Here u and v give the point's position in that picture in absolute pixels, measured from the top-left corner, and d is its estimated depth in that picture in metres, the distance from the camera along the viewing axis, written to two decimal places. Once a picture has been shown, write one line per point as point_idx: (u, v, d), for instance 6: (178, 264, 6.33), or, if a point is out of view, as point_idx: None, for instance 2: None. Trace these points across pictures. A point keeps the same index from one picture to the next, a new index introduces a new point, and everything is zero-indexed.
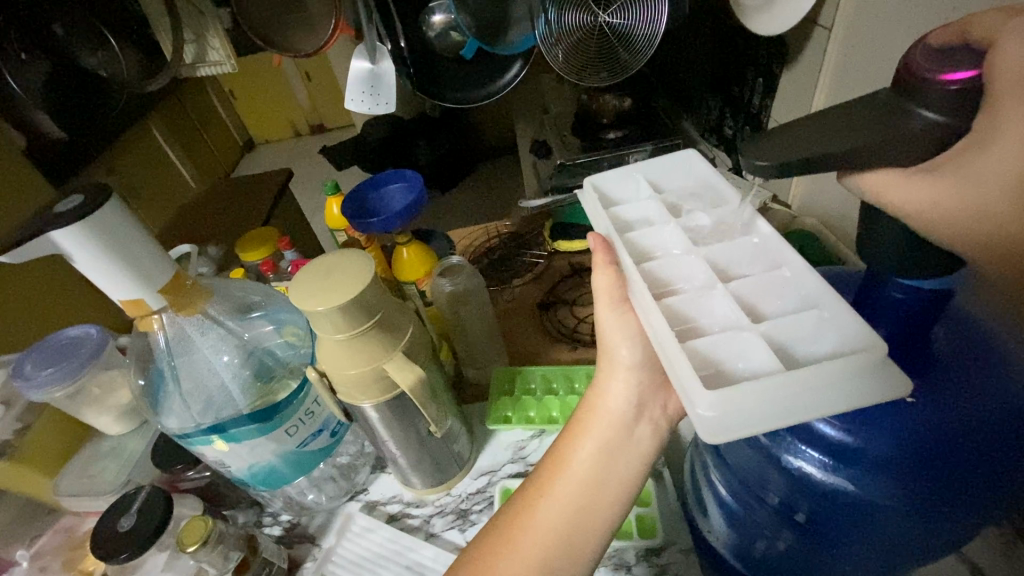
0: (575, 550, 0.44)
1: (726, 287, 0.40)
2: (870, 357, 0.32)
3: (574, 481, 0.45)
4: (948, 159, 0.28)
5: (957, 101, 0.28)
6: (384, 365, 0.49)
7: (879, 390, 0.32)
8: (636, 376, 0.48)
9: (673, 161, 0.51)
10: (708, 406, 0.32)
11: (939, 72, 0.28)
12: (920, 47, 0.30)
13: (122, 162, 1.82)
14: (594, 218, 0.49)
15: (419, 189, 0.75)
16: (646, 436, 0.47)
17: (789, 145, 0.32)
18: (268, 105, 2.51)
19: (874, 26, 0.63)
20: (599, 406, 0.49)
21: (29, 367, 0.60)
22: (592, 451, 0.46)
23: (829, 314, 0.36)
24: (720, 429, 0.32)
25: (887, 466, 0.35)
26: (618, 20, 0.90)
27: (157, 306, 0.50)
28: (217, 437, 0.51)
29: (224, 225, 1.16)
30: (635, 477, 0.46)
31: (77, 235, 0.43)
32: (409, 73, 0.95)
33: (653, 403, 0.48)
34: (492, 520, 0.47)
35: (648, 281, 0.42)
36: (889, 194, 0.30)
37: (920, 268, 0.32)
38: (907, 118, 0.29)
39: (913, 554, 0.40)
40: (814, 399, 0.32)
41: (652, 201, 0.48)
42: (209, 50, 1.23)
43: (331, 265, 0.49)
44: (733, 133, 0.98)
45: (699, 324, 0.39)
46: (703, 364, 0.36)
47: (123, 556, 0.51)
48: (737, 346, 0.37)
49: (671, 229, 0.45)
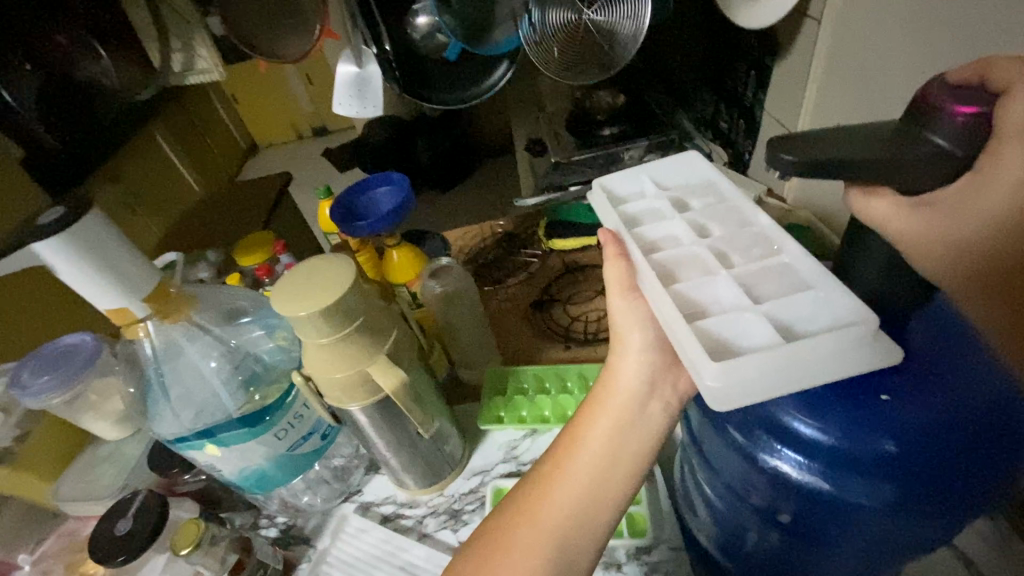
0: (583, 528, 0.43)
1: (730, 273, 0.39)
2: (860, 330, 0.32)
3: (580, 467, 0.44)
4: (948, 195, 0.29)
5: (965, 135, 0.27)
6: (369, 368, 0.49)
7: (871, 361, 0.33)
8: (648, 360, 0.47)
9: (677, 160, 0.50)
10: (714, 375, 0.32)
11: (954, 104, 0.27)
12: (937, 81, 0.29)
13: (125, 168, 1.84)
14: (602, 214, 0.47)
15: (406, 191, 0.75)
16: (657, 414, 0.46)
17: (810, 147, 0.29)
18: (269, 109, 2.54)
19: (863, 20, 0.62)
20: (608, 389, 0.47)
21: (26, 375, 0.61)
22: (605, 430, 0.45)
23: (826, 294, 0.35)
24: (726, 397, 0.32)
25: (866, 466, 0.35)
26: (602, 18, 0.88)
27: (142, 314, 0.51)
28: (208, 441, 0.52)
29: (225, 231, 1.17)
30: (645, 455, 0.45)
31: (59, 247, 0.44)
32: (396, 76, 0.94)
33: (664, 384, 0.47)
34: (480, 528, 0.46)
35: (657, 270, 0.41)
36: (891, 223, 0.31)
37: (896, 280, 0.33)
38: (917, 143, 0.28)
39: (900, 552, 0.40)
40: (816, 370, 0.32)
41: (658, 197, 0.47)
42: (196, 58, 1.29)
43: (314, 270, 0.50)
44: (728, 126, 0.98)
45: (706, 309, 0.38)
46: (712, 343, 0.35)
47: (122, 559, 0.52)
48: (743, 327, 0.36)
49: (680, 222, 0.44)
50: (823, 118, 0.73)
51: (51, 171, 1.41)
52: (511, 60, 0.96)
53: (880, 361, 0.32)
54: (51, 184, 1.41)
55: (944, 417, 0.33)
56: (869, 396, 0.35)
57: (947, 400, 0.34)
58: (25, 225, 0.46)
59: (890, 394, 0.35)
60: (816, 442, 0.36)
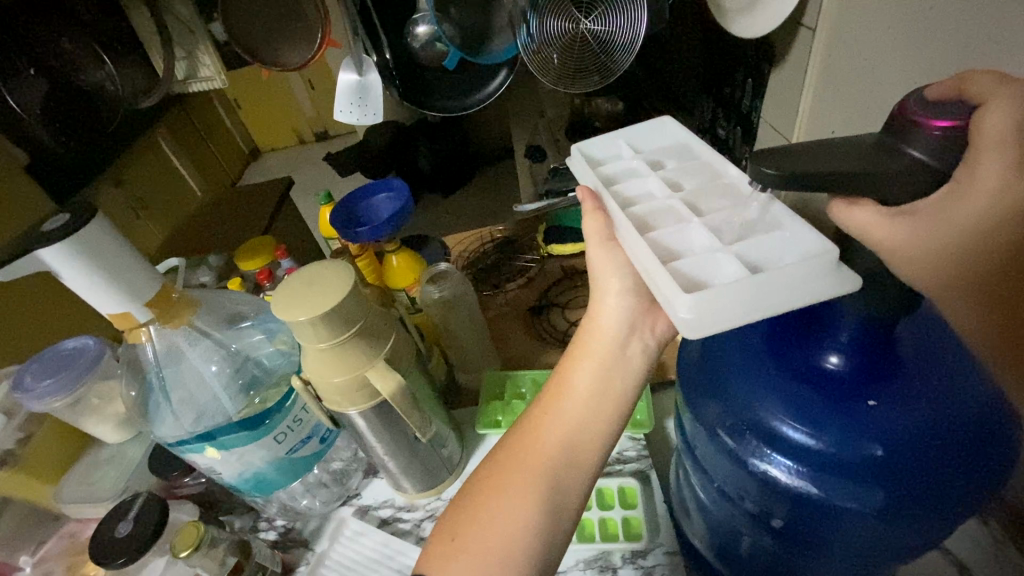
0: (574, 466, 0.43)
1: (702, 219, 0.41)
2: (825, 260, 0.34)
3: (568, 409, 0.45)
4: (927, 205, 0.29)
5: (943, 148, 0.28)
6: (367, 373, 0.50)
7: (837, 287, 0.33)
8: (627, 303, 0.48)
9: (652, 125, 0.52)
10: (686, 307, 0.34)
11: (929, 118, 0.28)
12: (916, 95, 0.30)
13: (128, 172, 1.86)
14: (582, 177, 0.50)
15: (406, 197, 0.76)
16: (638, 354, 0.48)
17: (791, 159, 0.30)
18: (271, 114, 2.56)
19: (857, 29, 0.63)
20: (591, 333, 0.48)
21: (29, 378, 0.62)
22: (590, 373, 0.46)
23: (792, 234, 0.37)
24: (699, 326, 0.33)
25: (854, 470, 0.35)
26: (600, 27, 0.89)
27: (144, 318, 0.51)
28: (208, 444, 0.53)
29: (226, 235, 1.18)
30: (630, 395, 0.46)
31: (63, 253, 0.45)
32: (396, 84, 0.98)
33: (643, 326, 0.48)
34: (460, 496, 0.44)
35: (633, 221, 0.43)
36: (873, 232, 0.31)
37: (881, 295, 0.34)
38: (895, 155, 0.29)
39: (894, 555, 0.40)
40: (784, 297, 0.34)
41: (633, 159, 0.49)
42: (200, 67, 1.22)
43: (312, 276, 0.50)
44: (727, 133, 0.95)
45: (680, 253, 0.40)
46: (686, 280, 0.37)
47: (122, 560, 0.52)
48: (714, 267, 0.37)
49: (654, 179, 0.46)
50: (819, 127, 0.74)
51: (53, 176, 1.41)
52: (511, 69, 0.96)
53: (846, 286, 0.33)
54: (56, 189, 1.43)
55: (928, 423, 0.34)
56: (856, 403, 0.36)
57: (931, 409, 0.35)
58: (31, 232, 0.47)
59: (877, 400, 0.35)
60: (805, 447, 0.37)
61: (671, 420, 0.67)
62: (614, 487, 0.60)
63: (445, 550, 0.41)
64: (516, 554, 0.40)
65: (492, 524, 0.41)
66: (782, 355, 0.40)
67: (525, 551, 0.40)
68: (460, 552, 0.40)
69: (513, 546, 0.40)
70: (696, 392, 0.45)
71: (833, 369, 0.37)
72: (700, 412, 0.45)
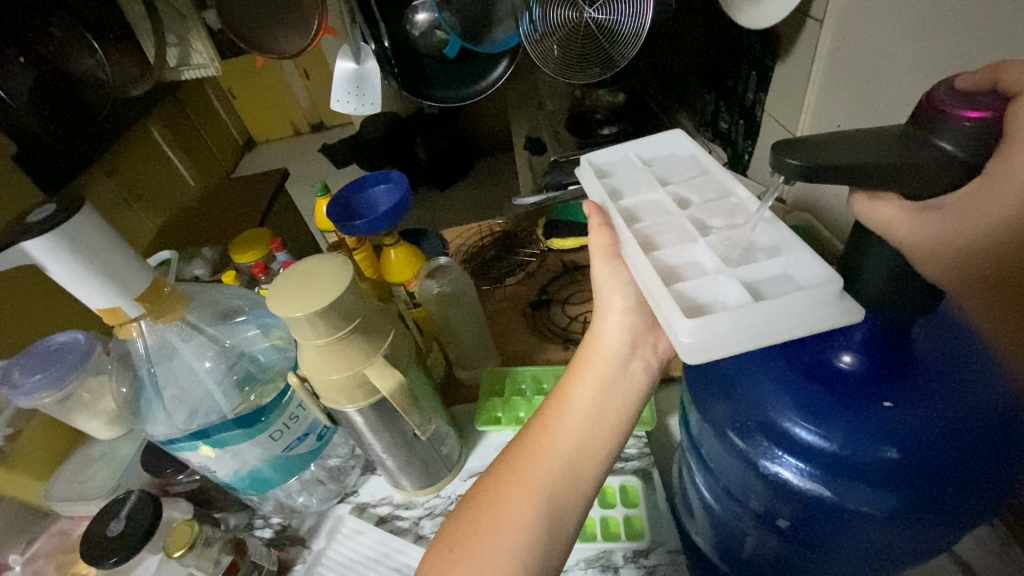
0: (575, 477, 0.42)
1: (709, 240, 0.39)
2: (828, 292, 0.33)
3: (570, 423, 0.44)
4: (956, 199, 0.28)
5: (974, 138, 0.27)
6: (365, 370, 0.49)
7: (838, 318, 0.32)
8: (630, 321, 0.47)
9: (662, 138, 0.50)
10: (686, 331, 0.33)
11: (959, 108, 0.27)
12: (946, 85, 0.29)
13: (121, 162, 1.83)
14: (588, 188, 0.48)
15: (405, 188, 0.74)
16: (639, 372, 0.47)
17: (814, 150, 0.28)
18: (267, 105, 2.53)
19: (866, 21, 0.62)
20: (593, 347, 0.48)
21: (17, 373, 0.60)
22: (591, 387, 0.45)
23: (797, 261, 0.36)
24: (699, 352, 0.33)
25: (867, 472, 0.35)
26: (605, 16, 0.87)
27: (135, 314, 0.50)
28: (202, 442, 0.52)
29: (222, 226, 1.17)
30: (631, 412, 0.45)
31: (52, 244, 0.43)
32: (395, 73, 0.95)
33: (645, 345, 0.48)
34: (465, 499, 0.44)
35: (638, 237, 0.42)
36: (898, 228, 0.30)
37: (903, 298, 0.32)
38: (923, 146, 0.28)
39: (903, 558, 0.39)
40: (786, 326, 0.33)
41: (642, 172, 0.47)
42: (192, 53, 1.17)
43: (308, 270, 0.49)
44: (729, 127, 0.94)
45: (683, 274, 0.39)
46: (688, 303, 0.36)
47: (113, 561, 0.51)
48: (718, 290, 0.36)
49: (663, 193, 0.44)
50: (824, 122, 0.73)
51: (42, 166, 1.39)
52: (512, 58, 0.94)
53: (848, 318, 0.32)
54: (45, 181, 1.40)
55: (944, 422, 0.33)
56: (870, 404, 0.35)
57: (948, 409, 0.34)
58: (16, 222, 0.45)
59: (893, 401, 0.35)
60: (816, 448, 0.36)
61: (672, 417, 0.66)
62: (615, 485, 0.59)
63: (448, 555, 0.40)
64: (518, 560, 0.39)
65: (494, 529, 0.40)
66: (795, 354, 0.39)
67: (526, 558, 0.39)
68: (463, 556, 0.40)
69: (511, 552, 0.39)
70: (705, 393, 0.45)
71: (845, 368, 0.36)
72: (707, 409, 0.44)
